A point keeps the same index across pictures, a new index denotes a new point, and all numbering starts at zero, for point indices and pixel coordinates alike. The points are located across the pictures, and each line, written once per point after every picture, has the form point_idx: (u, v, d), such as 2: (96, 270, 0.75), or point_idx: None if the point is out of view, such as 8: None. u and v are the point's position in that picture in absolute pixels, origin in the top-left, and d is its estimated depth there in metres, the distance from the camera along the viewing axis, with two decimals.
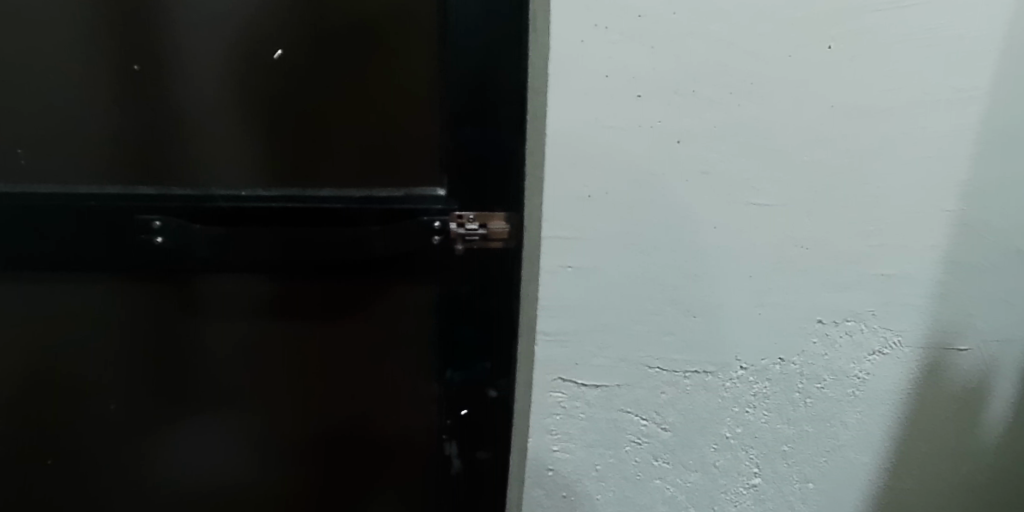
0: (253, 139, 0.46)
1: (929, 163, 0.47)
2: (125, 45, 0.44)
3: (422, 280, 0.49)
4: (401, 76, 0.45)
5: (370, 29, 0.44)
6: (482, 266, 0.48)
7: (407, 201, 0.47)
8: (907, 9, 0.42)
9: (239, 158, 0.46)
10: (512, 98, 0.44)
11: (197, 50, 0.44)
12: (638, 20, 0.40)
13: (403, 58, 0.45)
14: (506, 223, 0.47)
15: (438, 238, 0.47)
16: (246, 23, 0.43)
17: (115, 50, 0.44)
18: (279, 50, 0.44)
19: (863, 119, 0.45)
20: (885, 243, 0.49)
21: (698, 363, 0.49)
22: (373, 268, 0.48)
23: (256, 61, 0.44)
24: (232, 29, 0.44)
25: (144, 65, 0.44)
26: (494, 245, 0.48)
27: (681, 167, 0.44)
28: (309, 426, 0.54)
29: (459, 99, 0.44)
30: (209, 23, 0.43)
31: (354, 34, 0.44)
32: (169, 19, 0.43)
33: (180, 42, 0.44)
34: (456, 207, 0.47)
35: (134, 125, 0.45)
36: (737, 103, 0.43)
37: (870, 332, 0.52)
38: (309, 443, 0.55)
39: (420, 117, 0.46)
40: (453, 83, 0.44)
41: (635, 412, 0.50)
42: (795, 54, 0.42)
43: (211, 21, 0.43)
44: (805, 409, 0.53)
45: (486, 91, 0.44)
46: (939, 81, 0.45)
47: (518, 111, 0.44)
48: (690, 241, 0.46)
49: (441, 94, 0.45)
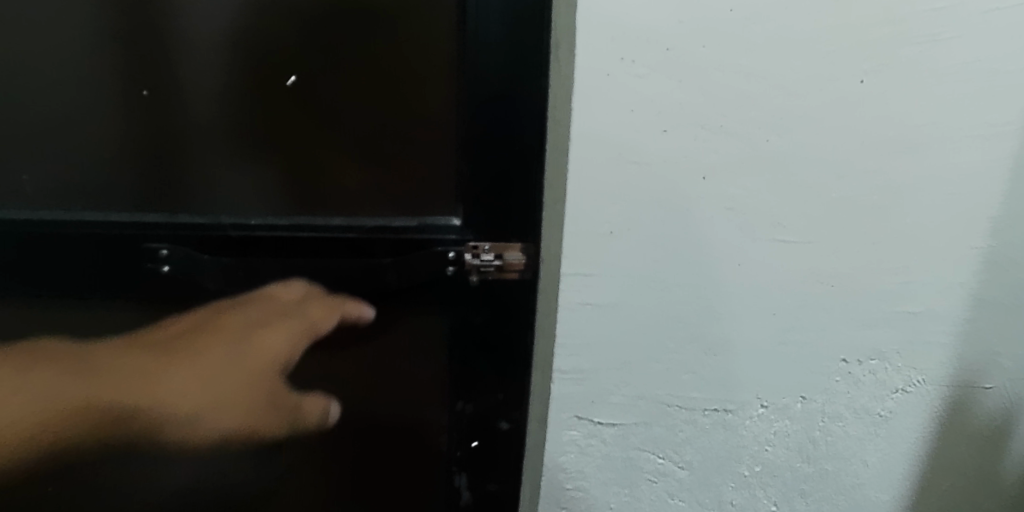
0: (263, 167, 0.45)
1: (961, 199, 0.45)
2: (132, 69, 0.43)
3: (434, 311, 0.47)
4: (416, 103, 0.44)
5: (385, 54, 0.42)
6: (497, 297, 0.46)
7: (421, 231, 0.46)
8: (941, 43, 0.41)
9: (249, 185, 0.45)
10: (532, 125, 0.42)
11: (206, 76, 0.43)
12: (665, 53, 0.39)
13: (419, 85, 0.43)
14: (522, 253, 0.45)
15: (453, 268, 0.45)
16: (257, 49, 0.42)
17: (122, 73, 0.43)
18: (291, 77, 0.43)
19: (893, 155, 0.44)
20: (912, 280, 0.48)
21: (718, 401, 0.48)
22: (385, 299, 0.47)
23: (267, 89, 0.43)
24: (243, 55, 0.42)
25: (152, 89, 0.43)
26: (510, 276, 0.45)
27: (706, 203, 0.43)
28: (315, 456, 0.53)
29: (476, 125, 0.42)
30: (220, 48, 0.42)
31: (368, 60, 0.42)
32: (177, 44, 0.42)
33: (189, 67, 0.42)
34: (471, 237, 0.45)
35: (140, 153, 0.44)
36: (766, 138, 0.42)
37: (893, 370, 0.51)
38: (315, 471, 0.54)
39: (436, 144, 0.45)
40: (469, 110, 0.42)
41: (652, 450, 0.49)
42: (826, 88, 0.41)
43: (221, 46, 0.42)
44: (826, 447, 0.52)
45: (505, 117, 0.42)
46: (972, 116, 0.43)
47: (537, 138, 0.42)
48: (713, 278, 0.45)
49: (458, 122, 0.44)
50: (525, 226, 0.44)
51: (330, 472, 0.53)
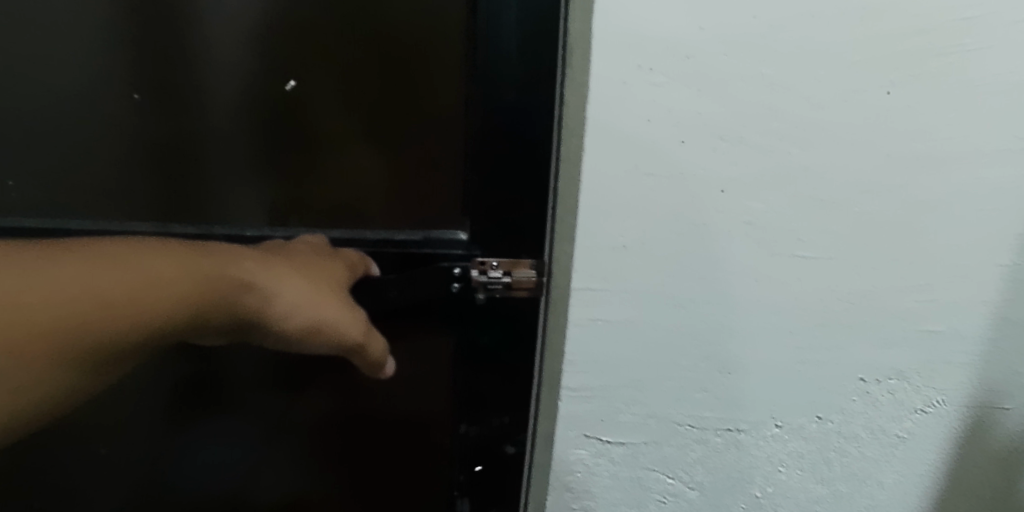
0: (265, 175, 0.45)
1: (988, 215, 0.44)
2: (128, 74, 0.42)
3: (440, 328, 0.47)
4: (422, 111, 0.43)
5: (387, 58, 0.42)
6: (504, 317, 0.44)
7: (426, 244, 0.45)
8: (974, 52, 0.39)
9: (250, 193, 0.45)
10: (543, 134, 0.40)
11: (205, 81, 0.42)
12: (685, 61, 0.37)
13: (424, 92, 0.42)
14: (532, 271, 0.43)
15: (458, 284, 0.45)
16: (257, 55, 0.42)
17: (116, 78, 0.42)
18: (291, 80, 0.42)
19: (920, 168, 0.42)
20: (934, 299, 0.46)
21: (731, 420, 0.46)
22: (391, 315, 0.47)
23: (269, 94, 0.43)
24: (244, 60, 0.42)
25: (147, 94, 0.43)
26: (519, 293, 0.44)
27: (725, 217, 0.41)
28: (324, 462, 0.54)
29: (483, 136, 0.41)
30: (218, 52, 0.42)
31: (370, 65, 0.42)
32: (173, 52, 0.42)
33: (187, 71, 0.42)
34: (478, 252, 0.44)
35: (136, 166, 0.44)
36: (788, 150, 0.40)
37: (912, 390, 0.49)
38: (324, 477, 0.54)
39: (443, 155, 0.44)
40: (476, 119, 0.41)
41: (661, 470, 0.47)
42: (851, 99, 0.39)
43: (219, 50, 0.41)
44: (841, 468, 0.50)
45: (516, 127, 0.41)
46: (1004, 130, 0.41)
47: (547, 149, 0.41)
48: (731, 295, 0.43)
49: (465, 132, 0.42)
50: (535, 244, 0.43)
51: (339, 476, 0.54)
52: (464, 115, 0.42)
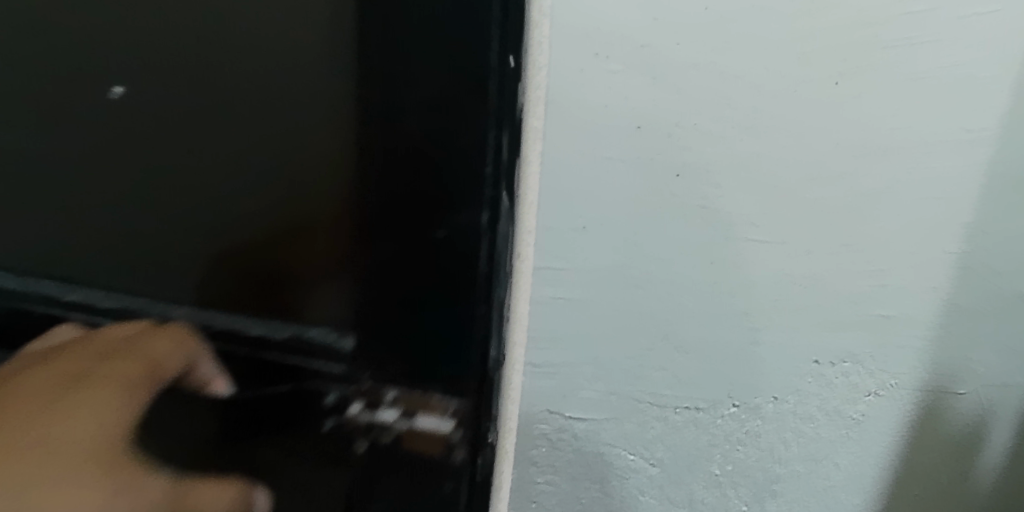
0: (90, 216, 0.33)
1: (933, 203, 0.46)
2: None
3: (315, 473, 0.31)
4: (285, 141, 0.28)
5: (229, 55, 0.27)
6: (402, 463, 0.29)
7: (296, 348, 0.31)
8: (919, 45, 0.41)
9: (76, 236, 0.34)
10: (469, 180, 0.24)
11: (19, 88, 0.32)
12: (640, 50, 0.40)
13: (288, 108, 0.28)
14: (441, 410, 0.28)
15: (337, 415, 0.30)
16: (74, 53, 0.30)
17: None
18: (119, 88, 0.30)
19: (866, 157, 0.44)
20: (885, 284, 0.48)
21: (690, 398, 0.48)
22: (243, 449, 0.32)
23: (88, 107, 0.31)
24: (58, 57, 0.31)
25: None
26: (425, 439, 0.29)
27: (679, 200, 0.43)
28: None
29: (368, 186, 0.26)
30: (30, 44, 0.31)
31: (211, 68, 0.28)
32: None
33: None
34: (366, 371, 0.29)
35: None
36: (738, 138, 0.42)
37: (865, 374, 0.51)
38: None
39: (317, 215, 0.28)
40: (363, 159, 0.26)
41: (623, 446, 0.49)
42: (798, 89, 0.41)
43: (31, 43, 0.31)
44: (798, 448, 0.52)
45: (428, 169, 0.24)
46: (949, 120, 0.43)
47: (479, 215, 0.25)
48: (687, 276, 0.45)
49: (348, 180, 0.27)
50: (453, 366, 0.27)
51: None
52: (347, 151, 0.26)
